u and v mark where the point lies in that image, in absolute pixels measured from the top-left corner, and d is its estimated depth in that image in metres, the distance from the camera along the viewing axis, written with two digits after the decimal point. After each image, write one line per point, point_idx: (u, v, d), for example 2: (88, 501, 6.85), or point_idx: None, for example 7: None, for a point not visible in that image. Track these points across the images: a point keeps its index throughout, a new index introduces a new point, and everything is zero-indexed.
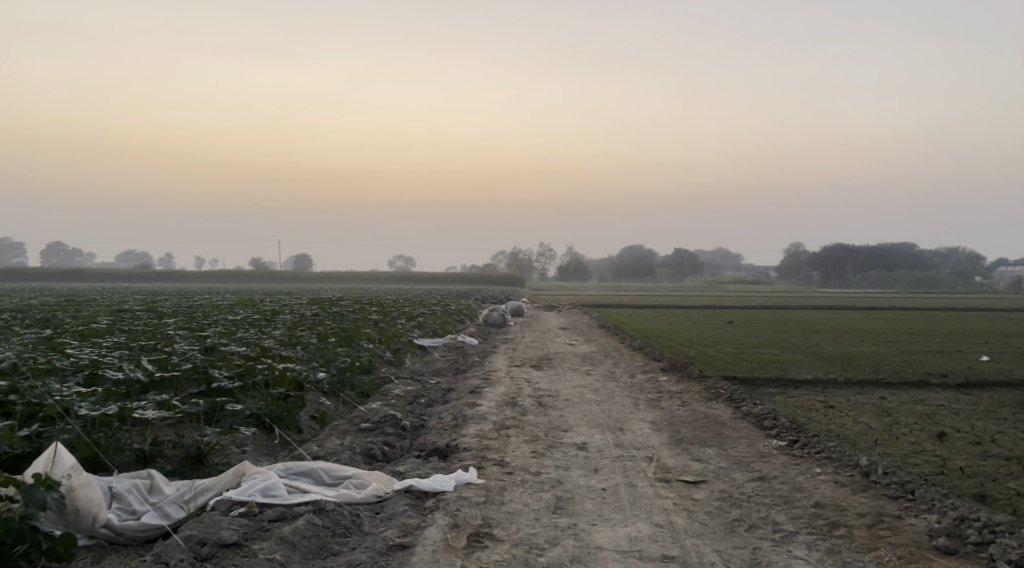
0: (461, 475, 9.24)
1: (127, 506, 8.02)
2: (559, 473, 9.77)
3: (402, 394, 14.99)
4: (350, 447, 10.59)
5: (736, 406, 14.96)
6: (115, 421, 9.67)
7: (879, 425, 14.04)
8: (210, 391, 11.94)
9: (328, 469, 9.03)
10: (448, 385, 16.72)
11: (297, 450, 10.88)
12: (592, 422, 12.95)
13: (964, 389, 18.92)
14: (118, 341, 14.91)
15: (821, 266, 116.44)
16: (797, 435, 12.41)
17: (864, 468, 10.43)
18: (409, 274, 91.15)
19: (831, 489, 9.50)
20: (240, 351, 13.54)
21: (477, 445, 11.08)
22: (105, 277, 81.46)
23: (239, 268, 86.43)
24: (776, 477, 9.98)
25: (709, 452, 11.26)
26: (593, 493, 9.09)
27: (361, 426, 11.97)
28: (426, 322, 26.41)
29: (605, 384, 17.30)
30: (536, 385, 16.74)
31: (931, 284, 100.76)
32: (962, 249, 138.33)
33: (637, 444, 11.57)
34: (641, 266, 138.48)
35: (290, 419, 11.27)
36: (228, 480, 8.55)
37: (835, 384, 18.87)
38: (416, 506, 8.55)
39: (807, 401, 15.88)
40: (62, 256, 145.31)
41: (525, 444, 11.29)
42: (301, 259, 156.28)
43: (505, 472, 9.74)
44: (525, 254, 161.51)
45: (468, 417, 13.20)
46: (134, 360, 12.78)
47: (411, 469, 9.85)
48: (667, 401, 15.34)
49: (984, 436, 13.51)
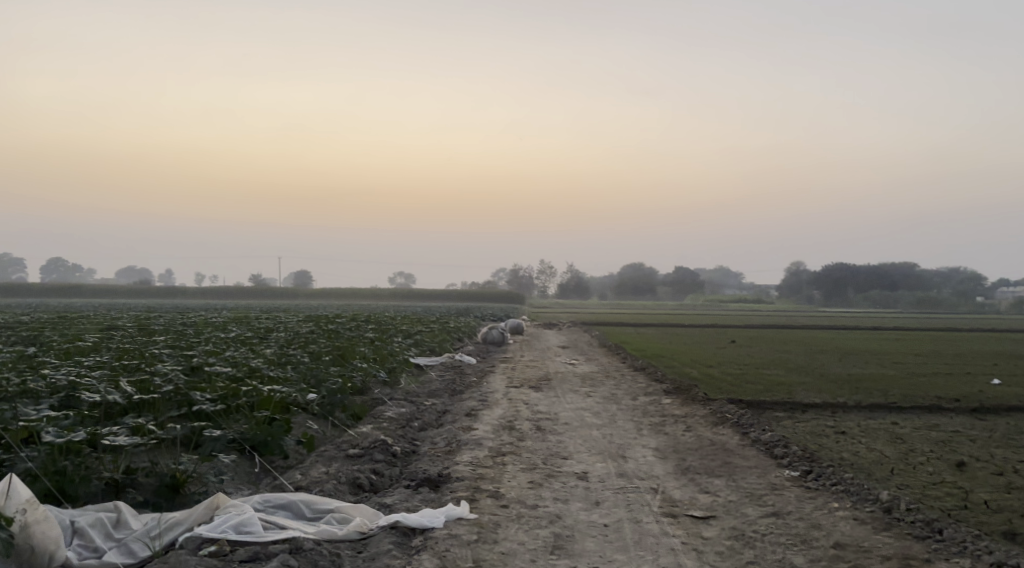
0: (452, 509, 8.60)
1: (89, 543, 7.38)
2: (558, 506, 9.12)
3: (393, 417, 14.35)
4: (336, 476, 9.96)
5: (744, 432, 14.32)
6: (85, 448, 8.99)
7: (894, 453, 13.39)
8: (192, 414, 11.27)
9: (309, 501, 8.38)
10: (444, 407, 16.08)
11: (279, 479, 10.19)
12: (594, 449, 12.31)
13: (978, 414, 18.25)
14: (100, 361, 14.23)
15: (822, 286, 115.96)
16: (810, 465, 11.75)
17: (885, 503, 9.76)
18: (407, 291, 89.82)
19: (851, 527, 8.85)
20: (225, 372, 12.89)
21: (472, 474, 10.44)
22: (101, 293, 80.80)
23: (238, 284, 85.77)
24: (791, 513, 9.31)
25: (718, 483, 10.61)
26: (594, 530, 8.46)
27: (349, 453, 11.34)
28: (423, 341, 25.76)
29: (606, 406, 16.63)
30: (535, 407, 16.10)
31: (932, 304, 100.36)
32: (963, 270, 137.80)
33: (641, 474, 10.92)
34: (642, 283, 137.84)
35: (275, 444, 10.58)
36: (200, 514, 7.87)
37: (844, 409, 18.20)
38: (402, 545, 7.92)
39: (818, 427, 15.24)
40: (62, 272, 145.33)
41: (522, 473, 10.65)
42: (301, 275, 155.82)
43: (500, 506, 9.09)
44: (526, 269, 160.80)
45: (463, 442, 12.56)
46: (113, 381, 12.11)
47: (399, 501, 9.19)
48: (671, 426, 14.70)
49: (1006, 466, 12.87)
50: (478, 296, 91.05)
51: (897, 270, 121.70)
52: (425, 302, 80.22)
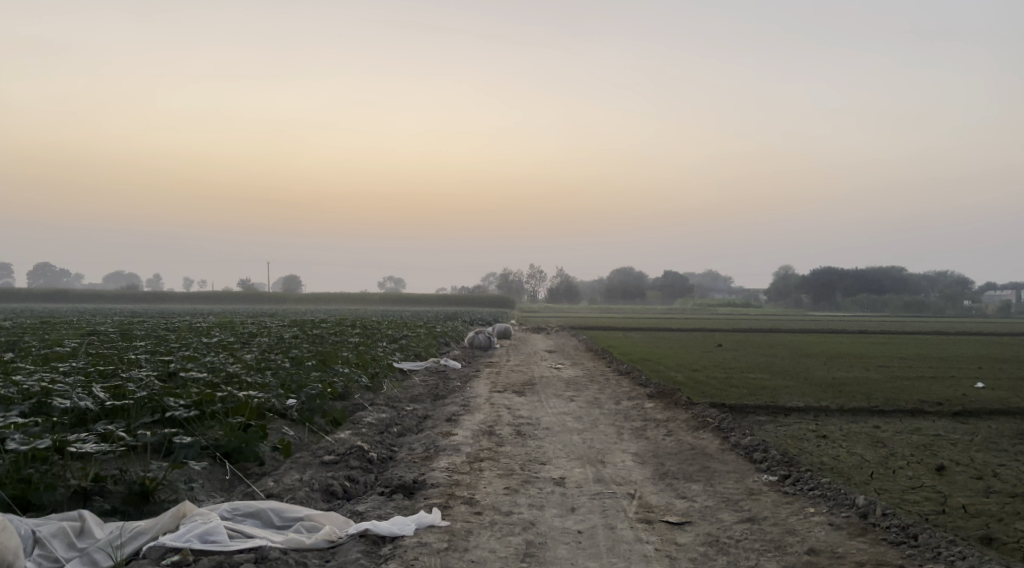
0: (423, 516, 8.50)
1: (50, 553, 7.27)
2: (532, 513, 9.03)
3: (373, 422, 14.24)
4: (309, 483, 9.86)
5: (725, 436, 14.26)
6: (52, 455, 8.87)
7: (874, 457, 13.35)
8: (166, 420, 11.14)
9: (278, 510, 8.27)
10: (425, 412, 15.97)
11: (252, 486, 10.07)
12: (572, 454, 12.23)
13: (961, 418, 18.24)
14: (76, 366, 14.08)
15: (810, 290, 116.24)
16: (789, 470, 11.69)
17: (862, 508, 9.70)
18: (397, 295, 89.61)
19: (826, 533, 8.80)
20: (201, 378, 12.76)
21: (447, 480, 10.35)
22: (87, 298, 80.40)
23: (226, 289, 85.43)
24: (767, 518, 9.25)
25: (695, 489, 10.54)
26: (567, 537, 8.38)
27: (325, 460, 11.23)
28: (408, 345, 25.63)
29: (589, 411, 16.57)
30: (517, 413, 15.99)
31: (919, 308, 100.67)
32: (951, 274, 138.38)
33: (618, 479, 10.85)
34: (632, 288, 137.93)
35: (248, 451, 10.46)
36: (165, 522, 7.76)
37: (827, 413, 18.17)
38: (371, 554, 7.82)
39: (799, 431, 15.18)
40: (49, 277, 144.75)
41: (498, 479, 10.56)
42: (290, 280, 155.48)
43: (473, 512, 9.00)
44: (516, 274, 160.51)
45: (441, 447, 12.46)
46: (86, 387, 11.96)
47: (372, 508, 9.09)
48: (652, 430, 14.62)
49: (985, 470, 12.84)
50: (468, 301, 90.90)
51: (884, 274, 122.10)
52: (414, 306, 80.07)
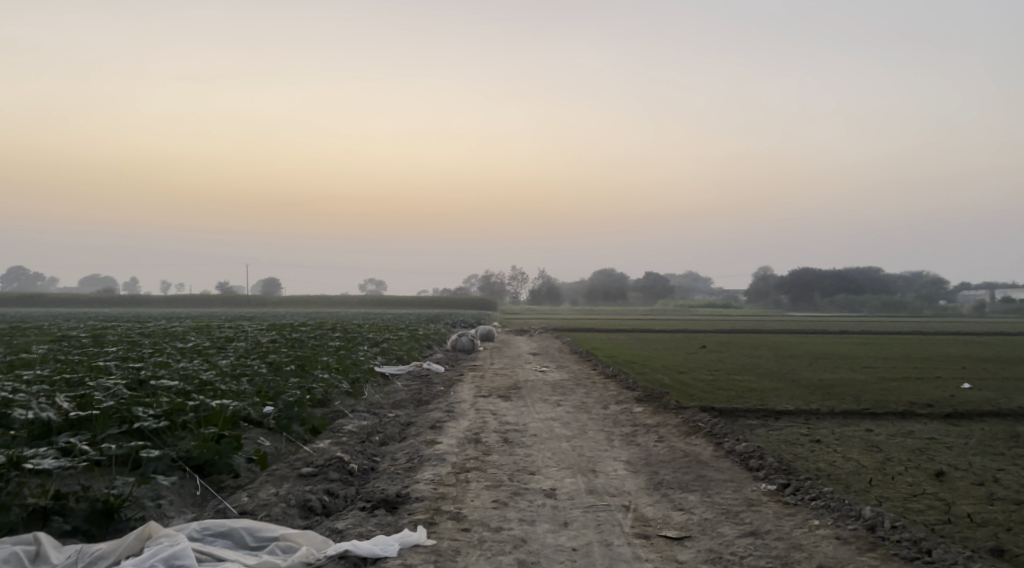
0: (407, 535, 8.00)
1: None
2: (524, 529, 8.53)
3: (353, 430, 13.67)
4: (285, 499, 9.32)
5: (718, 442, 13.80)
6: (7, 471, 8.30)
7: (871, 463, 12.93)
8: (133, 431, 10.55)
9: (251, 529, 7.73)
10: (407, 420, 15.36)
11: (225, 502, 9.50)
12: (562, 463, 11.70)
13: (953, 421, 17.88)
14: (40, 374, 13.38)
15: (790, 291, 116.36)
16: (787, 478, 11.24)
17: (868, 520, 9.25)
18: (376, 297, 88.69)
19: (833, 549, 8.38)
20: (173, 386, 12.15)
21: (432, 493, 9.81)
22: (62, 303, 78.99)
23: (203, 294, 84.09)
24: (770, 532, 8.79)
25: (692, 499, 10.07)
26: (561, 556, 7.91)
27: (302, 472, 10.68)
28: (390, 349, 24.96)
29: (576, 416, 16.06)
30: (503, 419, 15.42)
31: (898, 307, 101.00)
32: (926, 274, 138.92)
33: (612, 490, 10.34)
34: (613, 288, 137.75)
35: (221, 463, 9.90)
36: (128, 544, 7.22)
37: (817, 414, 17.76)
38: None
39: (792, 436, 14.71)
40: (25, 281, 143.50)
41: (485, 491, 10.03)
42: (269, 283, 154.12)
43: (461, 529, 8.49)
44: (497, 275, 159.84)
45: (425, 457, 11.91)
46: (49, 396, 11.32)
47: (352, 526, 8.55)
48: (642, 437, 14.11)
49: (987, 476, 12.40)
50: (449, 303, 90.19)
51: (863, 275, 122.50)
52: (393, 309, 79.31)
